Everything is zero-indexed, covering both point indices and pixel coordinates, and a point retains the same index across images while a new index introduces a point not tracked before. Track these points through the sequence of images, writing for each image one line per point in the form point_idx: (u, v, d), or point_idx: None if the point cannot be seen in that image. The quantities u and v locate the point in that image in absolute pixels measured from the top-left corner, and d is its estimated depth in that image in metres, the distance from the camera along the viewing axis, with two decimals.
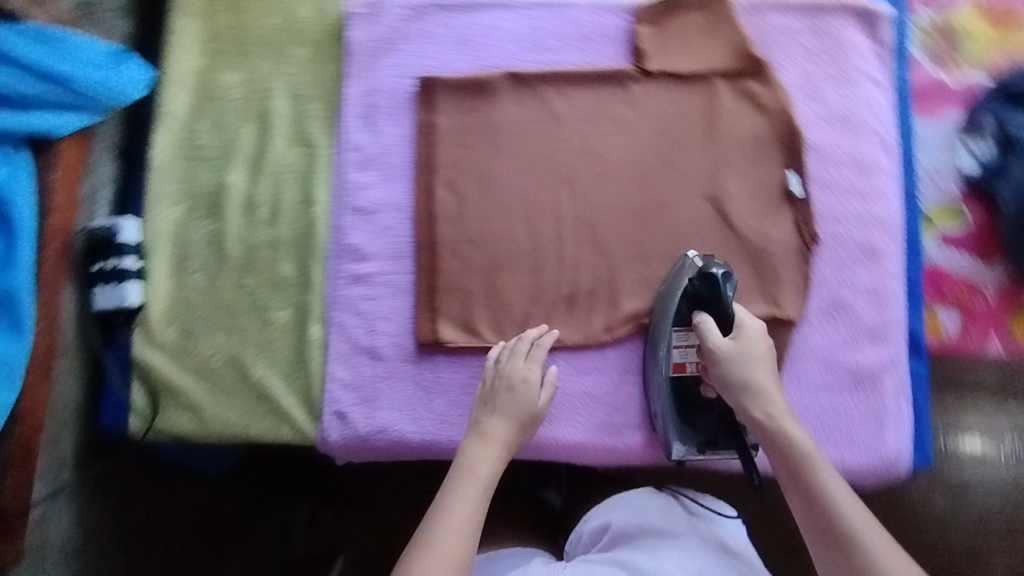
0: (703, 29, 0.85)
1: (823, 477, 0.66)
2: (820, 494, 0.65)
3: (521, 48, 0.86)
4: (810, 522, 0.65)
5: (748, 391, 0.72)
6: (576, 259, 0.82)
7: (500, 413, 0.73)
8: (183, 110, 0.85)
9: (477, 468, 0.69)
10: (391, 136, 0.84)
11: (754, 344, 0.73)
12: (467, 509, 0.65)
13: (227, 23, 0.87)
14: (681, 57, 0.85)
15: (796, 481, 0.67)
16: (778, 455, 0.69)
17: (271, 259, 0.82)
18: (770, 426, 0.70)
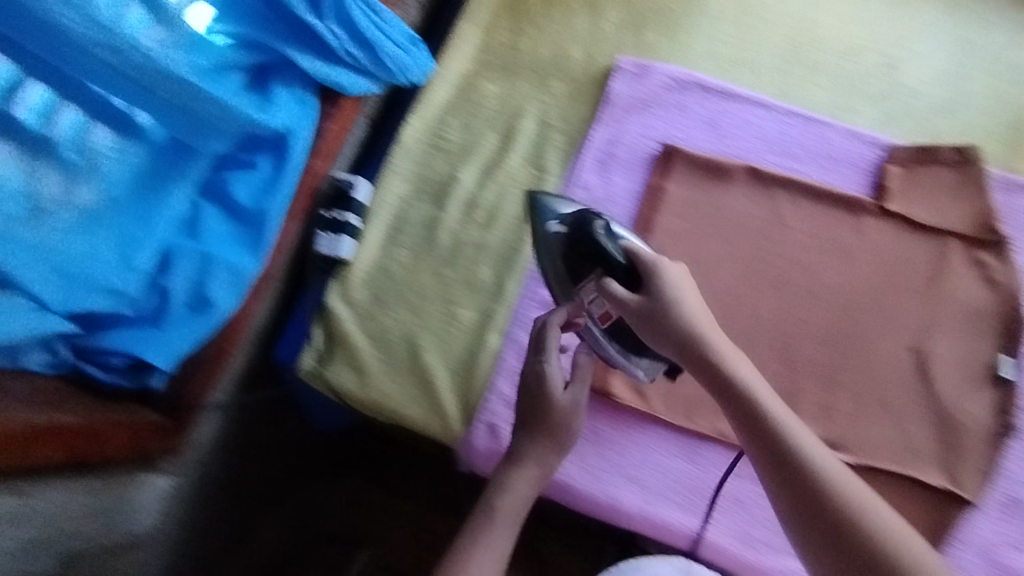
0: (952, 188, 0.85)
1: (789, 426, 0.57)
2: (797, 458, 0.56)
3: (768, 148, 0.87)
4: (787, 496, 0.56)
5: (689, 340, 0.60)
6: (763, 363, 0.81)
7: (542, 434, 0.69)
8: (441, 103, 0.91)
9: (505, 504, 0.66)
10: (620, 188, 0.87)
11: (676, 287, 0.63)
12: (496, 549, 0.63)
13: (503, 39, 0.93)
14: (923, 207, 0.85)
15: (762, 438, 0.57)
16: (732, 408, 0.59)
17: (474, 260, 0.85)
18: (720, 370, 0.59)
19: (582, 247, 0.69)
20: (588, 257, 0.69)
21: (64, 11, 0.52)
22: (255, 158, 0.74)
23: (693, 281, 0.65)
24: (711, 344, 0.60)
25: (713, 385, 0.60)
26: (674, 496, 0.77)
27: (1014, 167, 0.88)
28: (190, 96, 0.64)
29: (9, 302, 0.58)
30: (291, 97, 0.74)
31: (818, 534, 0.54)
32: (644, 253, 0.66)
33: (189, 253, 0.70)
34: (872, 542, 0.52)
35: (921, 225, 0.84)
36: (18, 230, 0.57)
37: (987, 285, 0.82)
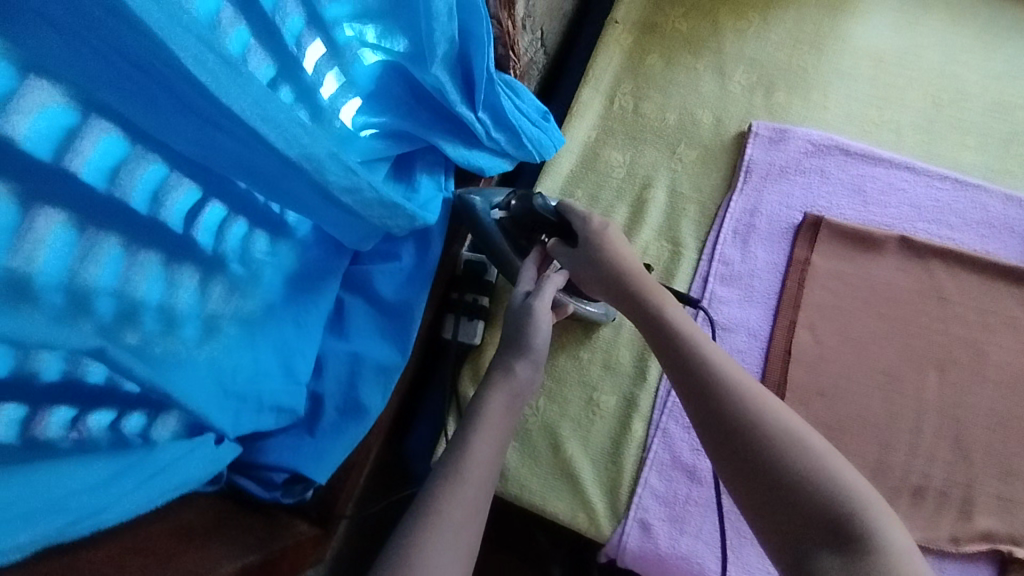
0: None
1: (699, 343, 0.56)
2: (696, 365, 0.55)
3: (918, 215, 0.83)
4: (689, 406, 0.54)
5: (618, 280, 0.63)
6: (932, 451, 0.75)
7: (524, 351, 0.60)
8: (567, 173, 0.88)
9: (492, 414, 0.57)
10: (761, 261, 0.83)
11: (602, 227, 0.66)
12: (483, 471, 0.53)
13: (627, 106, 0.91)
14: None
15: (664, 352, 0.57)
16: (647, 331, 0.60)
17: (612, 343, 0.81)
18: (638, 300, 0.62)
19: (524, 216, 0.71)
20: (529, 224, 0.71)
21: (331, 165, 0.53)
22: (398, 248, 0.72)
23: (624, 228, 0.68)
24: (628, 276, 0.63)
25: (632, 313, 0.62)
26: None
27: None
28: (394, 212, 0.65)
29: (193, 438, 0.54)
30: (433, 185, 0.73)
31: (715, 440, 0.52)
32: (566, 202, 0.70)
33: (339, 355, 0.67)
34: (762, 438, 0.50)
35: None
36: (202, 353, 0.53)
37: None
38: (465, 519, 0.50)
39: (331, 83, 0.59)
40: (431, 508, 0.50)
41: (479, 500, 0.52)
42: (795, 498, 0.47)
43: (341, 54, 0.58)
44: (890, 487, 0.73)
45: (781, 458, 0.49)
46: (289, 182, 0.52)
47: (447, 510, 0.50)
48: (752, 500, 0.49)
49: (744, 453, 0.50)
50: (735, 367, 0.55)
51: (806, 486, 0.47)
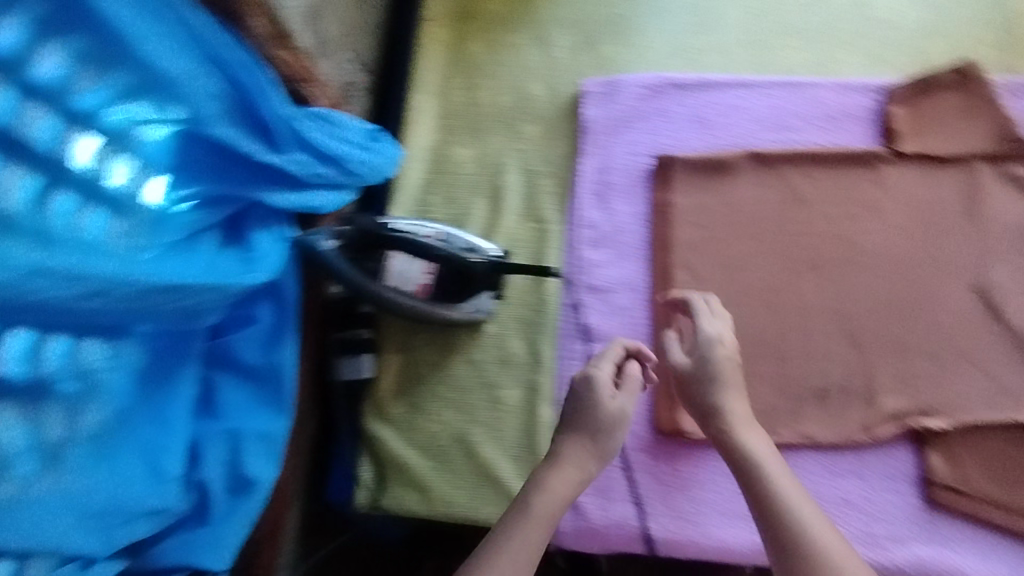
0: (960, 112, 0.81)
1: (748, 441, 0.62)
2: (774, 499, 0.58)
3: (761, 127, 0.84)
4: (762, 535, 0.57)
5: (708, 388, 0.66)
6: (827, 350, 0.77)
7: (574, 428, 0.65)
8: (418, 184, 0.87)
9: (554, 490, 0.61)
10: (625, 215, 0.83)
11: (720, 325, 0.70)
12: (533, 537, 0.57)
13: (461, 99, 0.90)
14: (934, 137, 0.81)
15: (721, 445, 0.64)
16: (729, 461, 0.63)
17: (502, 336, 0.81)
18: (707, 404, 0.66)
19: (371, 241, 0.70)
20: (378, 246, 0.71)
21: (44, 284, 0.47)
22: (252, 311, 0.70)
23: (730, 326, 0.71)
24: (728, 387, 0.66)
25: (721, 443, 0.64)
26: None
27: (1017, 69, 0.83)
28: (189, 293, 0.60)
29: (66, 568, 0.55)
30: (272, 238, 0.70)
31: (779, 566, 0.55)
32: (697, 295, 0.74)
33: (216, 435, 0.66)
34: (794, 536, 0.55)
35: (943, 157, 0.80)
36: (44, 487, 0.52)
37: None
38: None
39: (123, 171, 0.59)
40: None
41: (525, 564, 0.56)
42: None
43: (121, 138, 0.58)
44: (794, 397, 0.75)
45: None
46: (31, 307, 0.49)
47: None
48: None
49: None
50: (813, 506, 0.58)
51: None
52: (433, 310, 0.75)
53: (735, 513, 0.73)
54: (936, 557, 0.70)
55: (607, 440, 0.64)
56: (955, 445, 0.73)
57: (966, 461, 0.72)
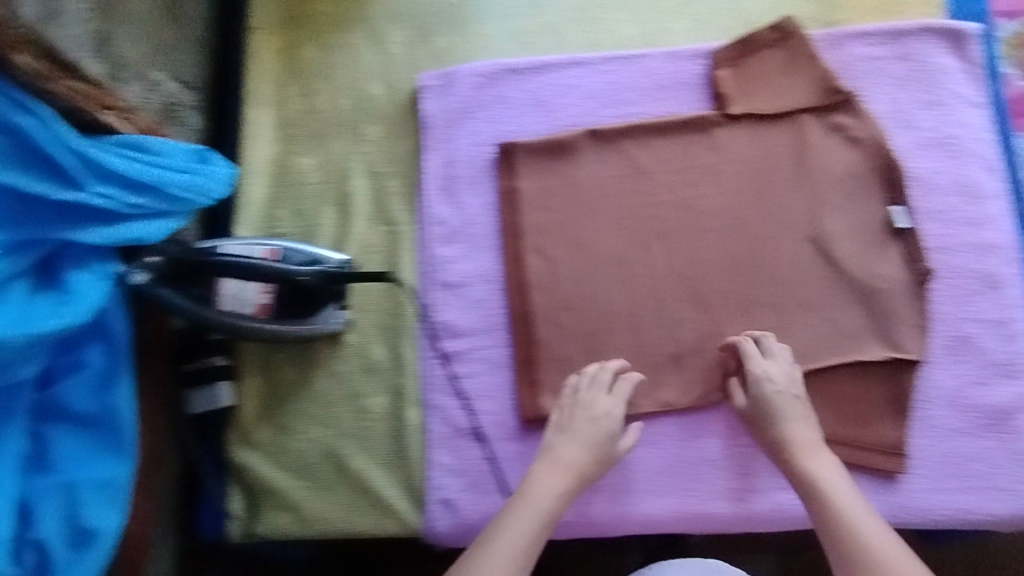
0: (784, 68, 0.82)
1: (818, 469, 0.69)
2: (843, 525, 0.65)
3: (598, 104, 0.84)
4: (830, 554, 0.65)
5: (772, 420, 0.72)
6: (678, 316, 0.78)
7: (574, 438, 0.72)
8: (263, 199, 0.85)
9: (539, 498, 0.68)
10: (474, 207, 0.82)
11: (785, 368, 0.74)
12: (521, 539, 0.65)
13: (298, 107, 0.87)
14: (761, 98, 0.82)
15: (788, 471, 0.71)
16: (799, 488, 0.70)
17: (363, 344, 0.80)
18: (775, 434, 0.72)
19: (195, 267, 0.70)
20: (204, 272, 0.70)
21: None
22: (80, 355, 0.68)
23: (791, 356, 0.75)
24: (796, 422, 0.72)
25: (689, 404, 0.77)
26: (653, 486, 0.75)
27: (835, 21, 0.85)
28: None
29: None
30: (90, 276, 0.67)
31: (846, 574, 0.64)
32: (757, 333, 0.77)
33: (48, 490, 0.63)
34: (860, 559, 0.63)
35: (771, 116, 0.82)
36: None
37: (854, 148, 0.80)
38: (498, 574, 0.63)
39: None
40: None
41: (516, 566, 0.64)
42: None
43: None
44: (650, 365, 0.78)
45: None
46: None
47: None
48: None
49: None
50: (873, 518, 0.66)
51: None
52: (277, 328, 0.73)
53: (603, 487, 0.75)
54: (791, 502, 0.74)
55: (598, 446, 0.72)
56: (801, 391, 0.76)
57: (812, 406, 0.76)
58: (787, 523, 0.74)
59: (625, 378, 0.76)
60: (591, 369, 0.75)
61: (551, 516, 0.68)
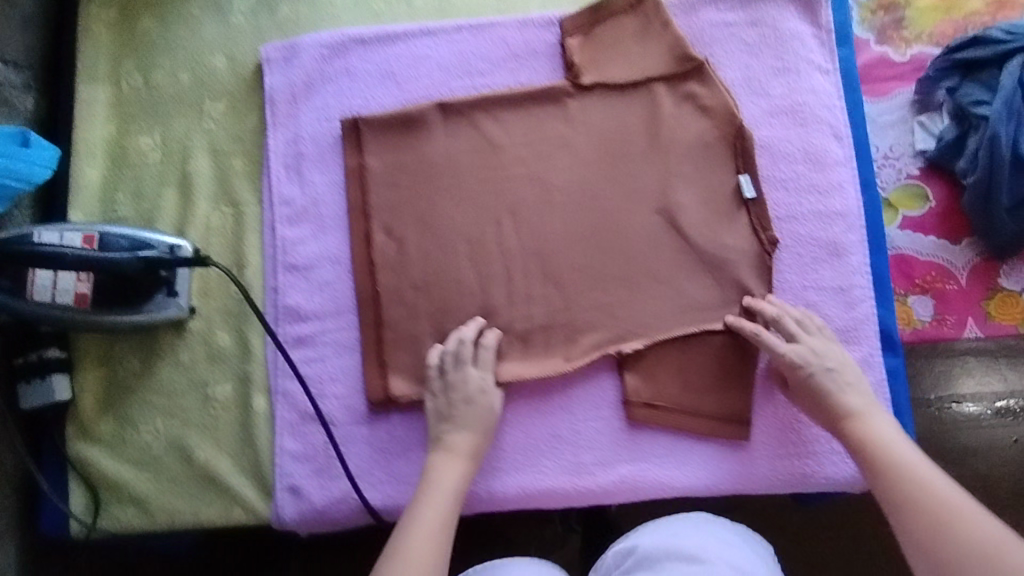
0: (634, 35, 0.81)
1: (870, 428, 0.68)
2: (900, 481, 0.63)
3: (449, 75, 0.81)
4: (892, 517, 0.63)
5: (812, 389, 0.71)
6: (528, 293, 0.77)
7: (467, 427, 0.71)
8: (99, 181, 0.81)
9: (445, 483, 0.67)
10: (321, 186, 0.79)
11: (819, 343, 0.73)
12: (436, 523, 0.64)
13: (135, 83, 0.83)
14: (612, 66, 0.81)
15: (841, 435, 0.69)
16: (856, 454, 0.68)
17: (207, 331, 0.77)
18: (823, 399, 0.71)
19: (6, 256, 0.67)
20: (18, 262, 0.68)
21: None
22: None
23: (824, 324, 0.75)
24: (847, 393, 0.70)
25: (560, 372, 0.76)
26: (500, 465, 0.75)
27: None
28: None
29: None
30: None
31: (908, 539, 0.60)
32: (770, 312, 0.75)
33: None
34: (921, 513, 0.60)
35: (622, 85, 0.80)
36: None
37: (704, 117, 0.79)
38: (420, 562, 0.61)
39: None
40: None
41: (433, 556, 0.62)
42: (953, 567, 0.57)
43: None
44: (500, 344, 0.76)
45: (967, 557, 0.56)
46: None
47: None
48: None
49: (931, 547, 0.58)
50: (939, 475, 0.63)
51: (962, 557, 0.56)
52: (104, 317, 0.70)
53: None
54: (635, 473, 0.75)
55: (487, 426, 0.71)
56: (649, 363, 0.76)
57: (659, 378, 0.76)
58: (634, 494, 0.75)
59: (485, 349, 0.74)
60: (433, 354, 0.74)
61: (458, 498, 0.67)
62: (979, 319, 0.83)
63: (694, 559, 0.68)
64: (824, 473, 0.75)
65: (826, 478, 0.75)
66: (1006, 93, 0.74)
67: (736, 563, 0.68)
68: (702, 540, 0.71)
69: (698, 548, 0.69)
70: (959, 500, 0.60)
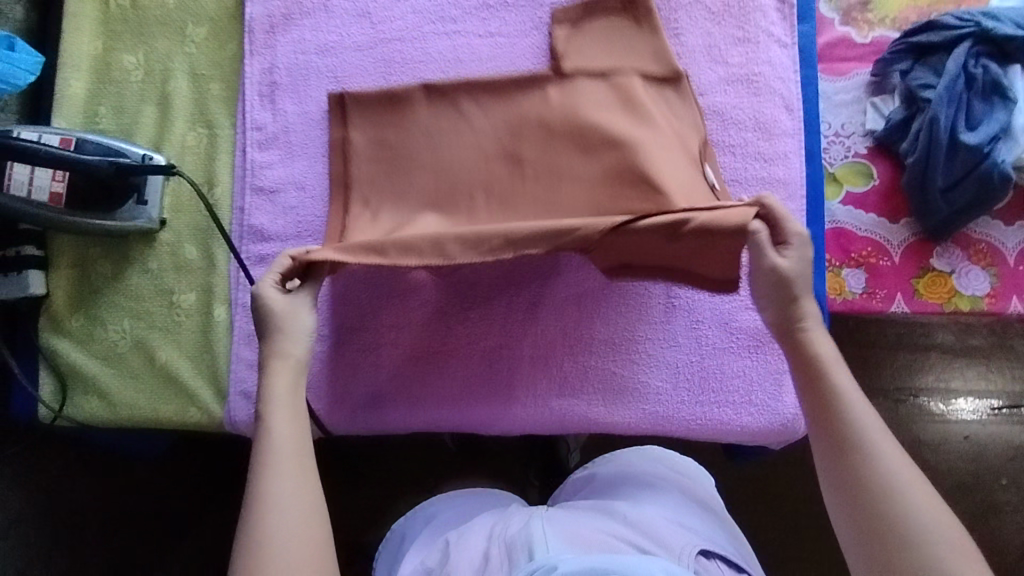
0: (621, 19, 0.82)
1: (818, 349, 0.64)
2: (838, 411, 0.60)
3: (423, 19, 0.85)
4: (827, 449, 0.60)
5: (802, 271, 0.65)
6: None
7: (285, 331, 0.68)
8: (82, 94, 0.85)
9: (277, 390, 0.65)
10: (292, 114, 0.83)
11: None
12: (289, 430, 0.63)
13: (121, 2, 0.86)
14: (592, 50, 0.81)
15: (794, 347, 0.65)
16: (802, 371, 0.64)
17: (175, 243, 0.82)
18: (790, 305, 0.65)
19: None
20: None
21: None
22: None
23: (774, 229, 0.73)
24: (804, 304, 0.65)
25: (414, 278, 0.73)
26: (439, 389, 0.80)
27: None
28: None
29: None
30: None
31: (837, 486, 0.59)
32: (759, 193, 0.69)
33: None
34: (860, 454, 0.58)
35: (596, 72, 0.80)
36: None
37: (668, 71, 0.79)
38: (294, 469, 0.61)
39: None
40: (260, 494, 0.59)
41: (303, 460, 0.62)
42: (878, 513, 0.56)
43: None
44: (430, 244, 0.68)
45: (908, 514, 0.55)
46: None
47: (270, 485, 0.60)
48: (862, 534, 0.56)
49: (866, 498, 0.57)
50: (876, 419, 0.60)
51: (895, 509, 0.55)
52: (76, 217, 0.76)
53: (393, 393, 0.80)
54: (565, 408, 0.79)
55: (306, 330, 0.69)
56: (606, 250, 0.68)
57: (592, 324, 0.80)
58: (560, 427, 0.80)
59: (265, 277, 0.68)
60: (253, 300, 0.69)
61: (297, 400, 0.66)
62: (908, 296, 0.86)
63: (650, 485, 0.69)
64: (734, 419, 0.79)
65: (741, 426, 0.79)
66: (949, 76, 0.79)
67: (685, 489, 0.70)
68: (661, 467, 0.72)
69: (654, 474, 0.70)
70: (892, 450, 0.58)
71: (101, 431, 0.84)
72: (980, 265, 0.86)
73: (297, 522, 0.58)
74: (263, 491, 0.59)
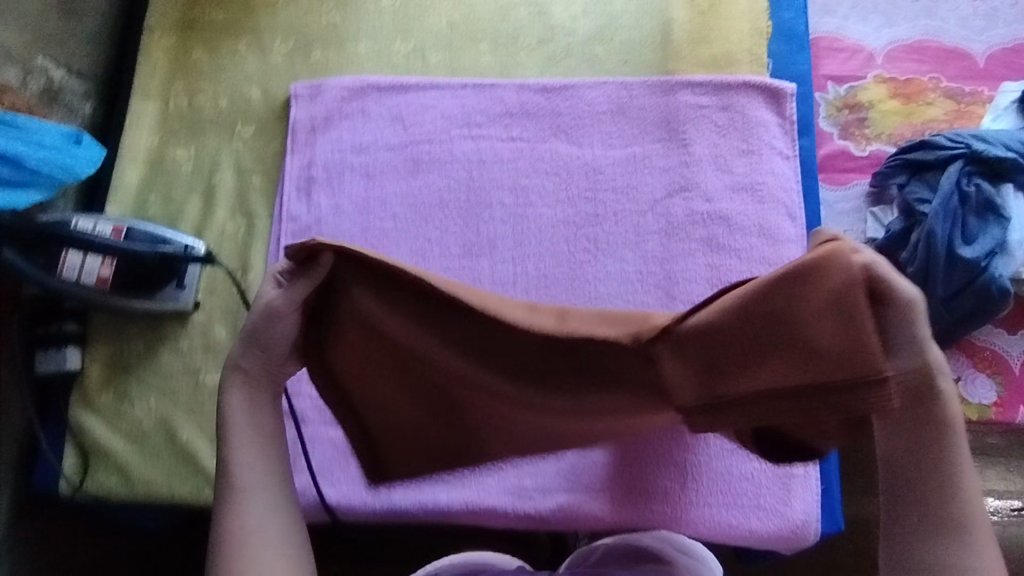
0: None
1: (954, 412, 0.54)
2: (944, 487, 0.55)
3: (451, 125, 0.93)
4: (921, 522, 0.55)
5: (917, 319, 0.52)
6: None
7: (252, 346, 0.62)
8: (136, 184, 0.92)
9: (233, 416, 0.63)
10: (324, 207, 0.90)
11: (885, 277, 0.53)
12: (256, 458, 0.63)
13: (180, 103, 0.95)
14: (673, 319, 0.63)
15: (920, 403, 0.54)
16: (926, 431, 0.55)
17: (206, 324, 0.86)
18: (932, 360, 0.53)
19: (42, 239, 0.79)
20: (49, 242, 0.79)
21: None
22: None
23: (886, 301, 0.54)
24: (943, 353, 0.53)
25: (374, 352, 0.64)
26: (449, 478, 0.81)
27: (671, 71, 0.95)
28: None
29: None
30: None
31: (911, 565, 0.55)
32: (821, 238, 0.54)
33: None
34: (954, 537, 0.54)
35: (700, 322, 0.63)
36: None
37: None
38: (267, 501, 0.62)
39: None
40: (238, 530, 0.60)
41: (276, 491, 0.62)
42: None
43: None
44: None
45: None
46: None
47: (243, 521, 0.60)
48: None
49: None
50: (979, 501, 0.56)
51: None
52: (120, 299, 0.82)
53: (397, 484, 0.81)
54: (575, 502, 0.80)
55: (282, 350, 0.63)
56: (687, 351, 0.55)
57: None
58: (567, 523, 0.80)
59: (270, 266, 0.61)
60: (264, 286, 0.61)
61: (260, 421, 0.64)
62: None
63: None
64: (742, 522, 0.79)
65: (749, 529, 0.79)
66: (943, 194, 0.83)
67: None
68: None
69: None
70: (984, 535, 0.55)
71: (115, 507, 0.85)
72: (985, 373, 0.88)
73: (283, 574, 0.59)
74: (247, 529, 0.60)
